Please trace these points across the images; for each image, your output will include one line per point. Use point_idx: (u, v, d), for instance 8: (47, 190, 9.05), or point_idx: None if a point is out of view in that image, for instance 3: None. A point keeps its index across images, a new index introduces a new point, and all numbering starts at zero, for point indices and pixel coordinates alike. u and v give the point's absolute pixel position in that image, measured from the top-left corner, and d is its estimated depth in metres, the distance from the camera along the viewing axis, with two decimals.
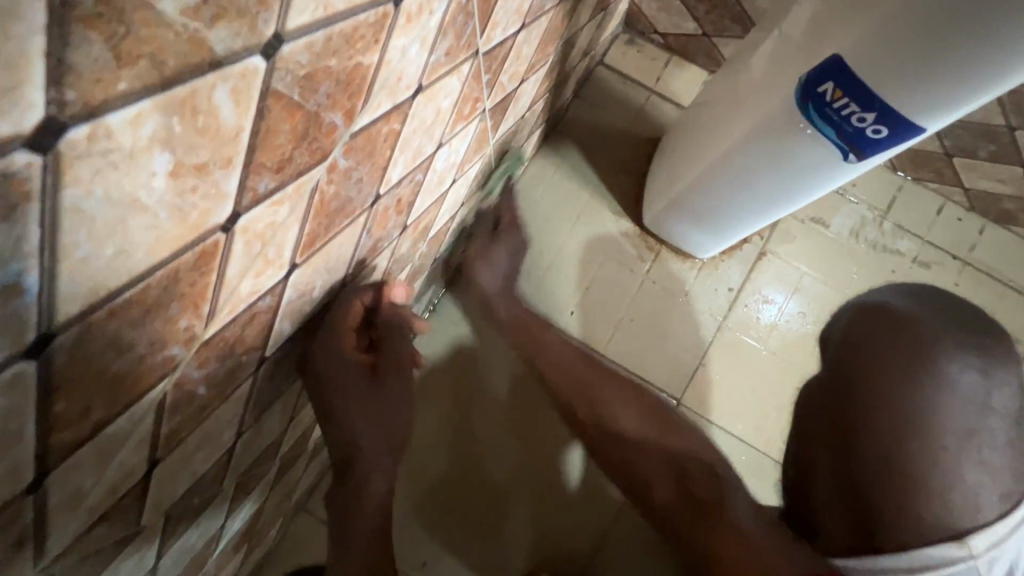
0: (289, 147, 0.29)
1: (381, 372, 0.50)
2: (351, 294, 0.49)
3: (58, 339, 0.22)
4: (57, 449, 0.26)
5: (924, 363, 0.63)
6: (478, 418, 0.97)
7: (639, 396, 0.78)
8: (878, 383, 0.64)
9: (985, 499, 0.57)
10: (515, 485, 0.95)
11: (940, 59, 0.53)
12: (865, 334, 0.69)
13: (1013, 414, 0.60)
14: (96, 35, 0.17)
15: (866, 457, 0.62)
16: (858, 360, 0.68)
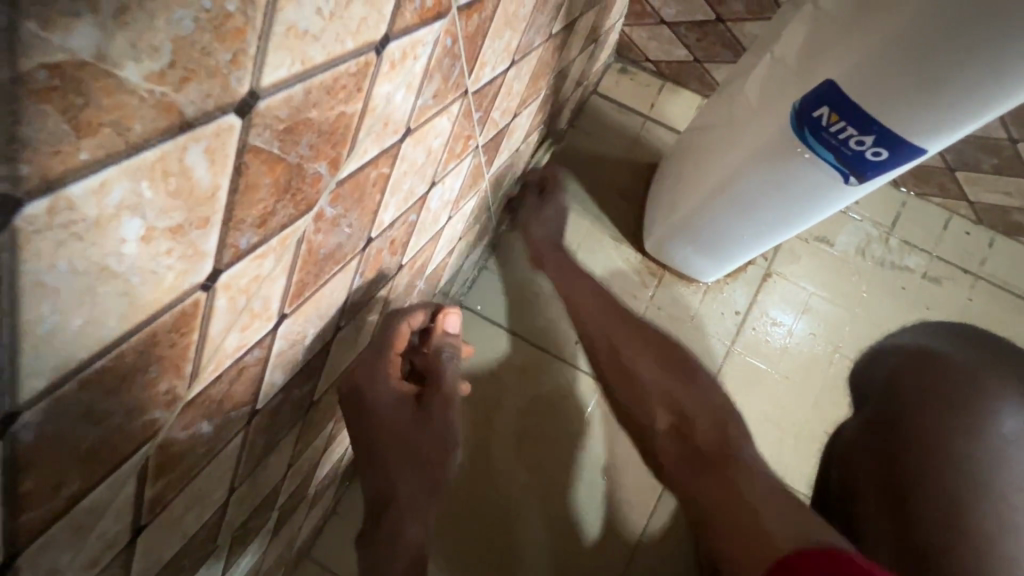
0: (272, 200, 0.29)
1: (426, 395, 0.51)
2: (401, 318, 0.53)
3: (23, 416, 0.21)
4: (26, 527, 0.25)
5: (978, 401, 0.58)
6: (520, 422, 0.95)
7: (661, 342, 0.70)
8: (932, 416, 0.59)
9: None
10: (549, 494, 0.93)
11: (966, 56, 0.50)
12: (908, 361, 0.65)
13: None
14: (50, 107, 0.16)
15: (924, 504, 0.55)
16: (920, 395, 0.61)
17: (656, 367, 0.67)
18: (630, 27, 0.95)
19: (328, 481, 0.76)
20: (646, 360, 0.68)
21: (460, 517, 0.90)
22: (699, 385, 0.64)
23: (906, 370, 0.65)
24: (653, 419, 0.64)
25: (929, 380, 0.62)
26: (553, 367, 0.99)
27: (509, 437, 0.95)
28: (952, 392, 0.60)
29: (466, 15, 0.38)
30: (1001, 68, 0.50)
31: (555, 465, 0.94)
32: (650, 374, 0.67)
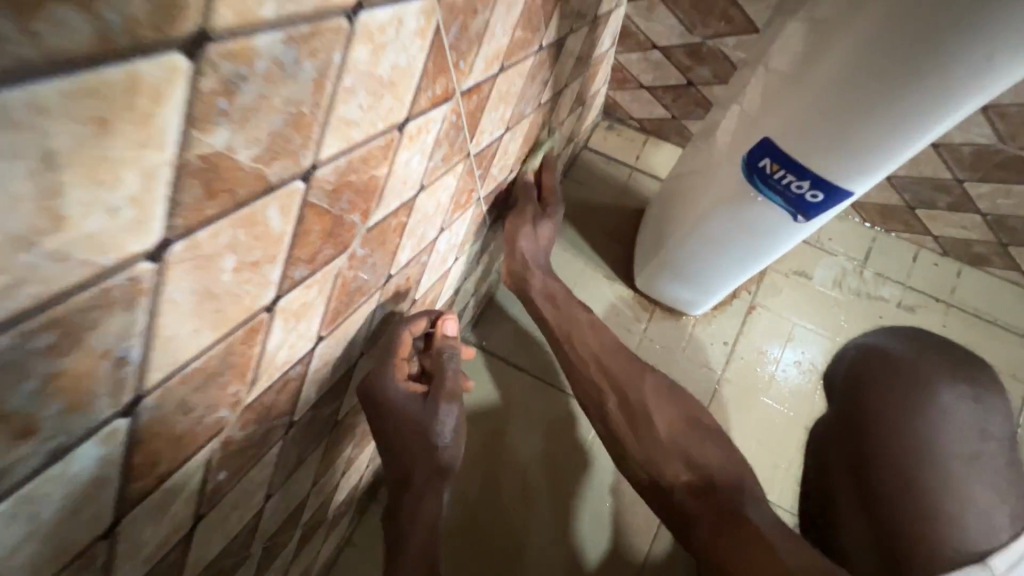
0: (320, 242, 0.37)
1: (433, 392, 0.58)
2: (401, 324, 0.57)
3: (143, 401, 0.29)
4: (129, 497, 0.32)
5: (924, 389, 0.63)
6: (526, 435, 1.02)
7: (676, 399, 0.74)
8: (885, 406, 0.64)
9: (997, 519, 0.56)
10: (555, 501, 0.98)
11: (898, 82, 0.56)
12: (863, 364, 0.71)
13: (1008, 439, 0.61)
14: (197, 181, 0.25)
15: (883, 481, 0.60)
16: (878, 388, 0.67)
17: (672, 429, 0.70)
18: (614, 91, 1.08)
19: (345, 508, 0.82)
20: (663, 422, 0.71)
21: (472, 540, 0.94)
22: (711, 446, 0.68)
23: (864, 369, 0.71)
24: (672, 475, 0.67)
25: (884, 372, 0.68)
26: (555, 398, 1.04)
27: (515, 447, 1.01)
28: (901, 381, 0.65)
29: (467, 97, 0.48)
30: (936, 83, 0.54)
31: (561, 488, 0.98)
32: (667, 439, 0.70)
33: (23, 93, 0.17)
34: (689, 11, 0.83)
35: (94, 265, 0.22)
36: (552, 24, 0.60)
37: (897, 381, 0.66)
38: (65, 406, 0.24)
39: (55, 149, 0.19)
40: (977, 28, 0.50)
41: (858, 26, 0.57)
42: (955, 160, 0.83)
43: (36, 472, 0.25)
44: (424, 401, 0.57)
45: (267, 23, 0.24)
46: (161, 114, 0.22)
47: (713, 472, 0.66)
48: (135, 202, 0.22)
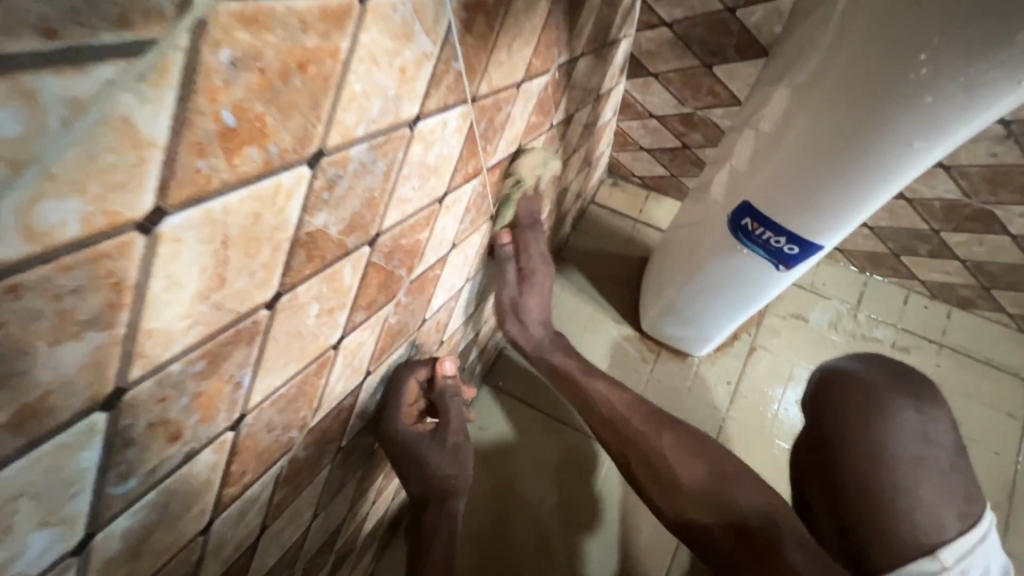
0: (376, 292, 0.46)
1: (440, 430, 0.61)
2: (403, 373, 0.59)
3: (245, 418, 0.37)
4: (223, 498, 0.39)
5: (877, 404, 0.70)
6: (537, 473, 1.06)
7: (694, 437, 0.75)
8: (844, 422, 0.71)
9: (946, 517, 0.62)
10: (564, 538, 1.02)
11: (851, 135, 0.59)
12: (827, 384, 0.78)
13: (951, 444, 0.68)
14: (303, 250, 0.34)
15: (845, 488, 0.67)
16: (838, 406, 0.74)
17: (701, 473, 0.71)
18: (617, 153, 1.19)
19: (371, 539, 0.87)
20: (687, 468, 0.72)
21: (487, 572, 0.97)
22: (749, 489, 0.68)
23: (828, 389, 0.77)
24: (703, 521, 0.68)
25: (843, 390, 0.75)
26: (567, 436, 1.10)
27: (526, 486, 1.05)
28: (858, 399, 0.72)
29: (491, 171, 0.58)
30: (871, 165, 0.60)
31: (573, 523, 1.03)
32: (692, 484, 0.71)
33: (221, 201, 0.26)
34: (680, 88, 0.93)
35: (236, 311, 0.31)
36: (561, 107, 0.71)
37: (854, 399, 0.73)
38: (200, 418, 0.32)
39: (230, 234, 0.28)
40: (895, 122, 0.56)
41: (803, 115, 0.64)
42: (930, 213, 0.91)
43: (174, 469, 0.32)
44: (433, 440, 0.60)
45: (358, 139, 0.33)
46: (290, 206, 0.31)
47: (748, 510, 0.66)
48: (264, 268, 0.31)
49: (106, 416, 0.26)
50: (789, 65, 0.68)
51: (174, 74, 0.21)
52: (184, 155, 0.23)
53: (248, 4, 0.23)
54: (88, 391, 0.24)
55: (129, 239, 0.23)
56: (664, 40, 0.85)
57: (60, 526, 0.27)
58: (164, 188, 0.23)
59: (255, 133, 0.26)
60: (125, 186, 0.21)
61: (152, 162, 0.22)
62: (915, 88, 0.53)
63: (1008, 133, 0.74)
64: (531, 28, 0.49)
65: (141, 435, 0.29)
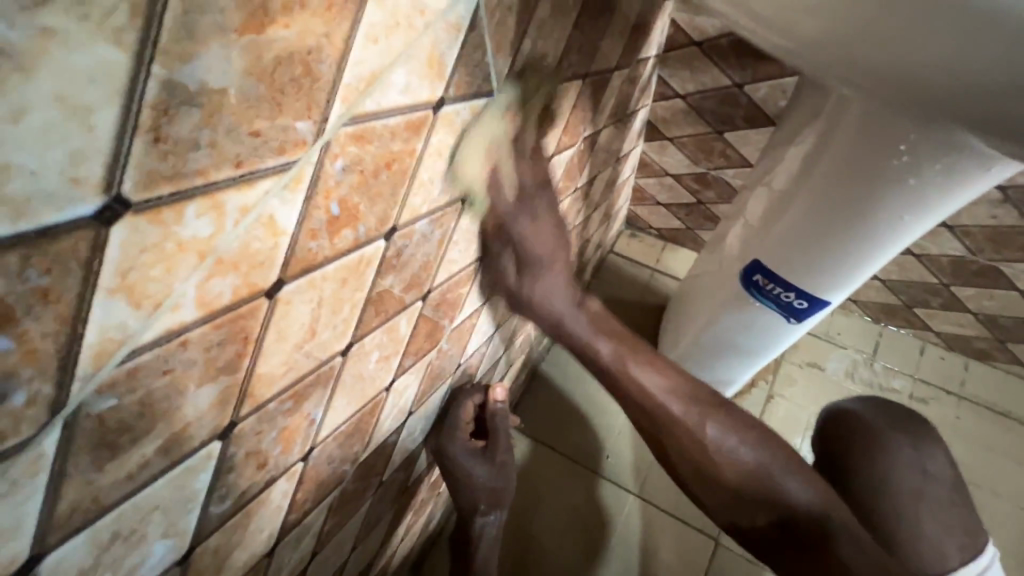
0: (424, 340, 0.52)
1: (490, 449, 0.67)
2: (462, 397, 0.68)
3: (313, 452, 0.42)
4: (287, 524, 0.44)
5: (878, 440, 0.75)
6: (560, 512, 1.09)
7: (742, 419, 0.58)
8: (847, 457, 0.76)
9: (948, 547, 0.66)
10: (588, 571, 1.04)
11: (849, 208, 0.65)
12: (828, 420, 0.83)
13: (948, 479, 0.73)
14: (372, 307, 0.40)
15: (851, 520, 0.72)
16: (841, 441, 0.78)
17: (750, 462, 0.57)
18: (635, 206, 1.26)
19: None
20: (732, 458, 0.57)
21: None
22: (804, 481, 0.56)
23: (830, 425, 0.82)
24: (750, 518, 0.57)
25: (844, 430, 0.79)
26: (588, 479, 1.12)
27: (550, 524, 1.08)
28: (861, 436, 0.77)
29: None
30: (866, 235, 0.65)
31: (596, 565, 1.05)
32: (737, 475, 0.57)
33: (322, 271, 0.33)
34: (694, 151, 1.01)
35: (319, 357, 0.37)
36: (585, 171, 0.78)
37: (857, 436, 0.77)
38: (282, 448, 0.38)
39: (324, 295, 0.34)
40: (885, 201, 0.62)
41: (805, 187, 0.70)
42: (938, 268, 0.95)
43: (256, 494, 0.38)
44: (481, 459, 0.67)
45: (422, 215, 0.40)
46: (368, 271, 0.37)
47: (801, 510, 0.55)
48: (344, 322, 0.37)
49: (220, 444, 0.32)
50: (791, 136, 0.74)
51: (305, 181, 0.28)
52: (303, 238, 0.30)
53: (358, 127, 0.30)
54: (213, 423, 0.30)
55: (258, 302, 0.29)
56: (678, 110, 0.94)
57: (174, 537, 0.32)
58: (287, 263, 0.30)
59: (351, 218, 0.33)
60: (263, 264, 0.28)
61: (281, 245, 0.29)
62: (899, 171, 0.58)
63: (1005, 197, 0.79)
64: (561, 112, 0.57)
65: (239, 461, 0.34)
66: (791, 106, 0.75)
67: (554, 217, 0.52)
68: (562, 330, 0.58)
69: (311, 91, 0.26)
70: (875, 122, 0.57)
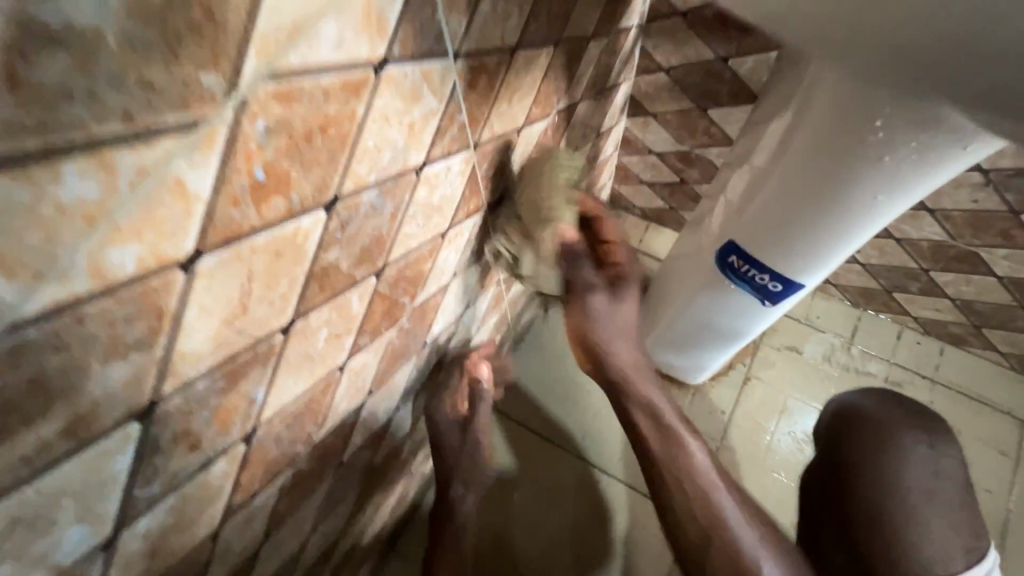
0: (381, 318, 0.50)
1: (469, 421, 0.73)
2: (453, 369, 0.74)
3: (256, 432, 0.40)
4: (232, 506, 0.43)
5: (890, 435, 0.69)
6: (539, 481, 1.11)
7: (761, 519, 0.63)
8: (854, 450, 0.69)
9: (953, 553, 0.61)
10: (569, 531, 1.07)
11: (824, 188, 0.63)
12: (836, 414, 0.76)
13: (962, 481, 0.67)
14: (316, 281, 0.38)
15: (855, 514, 0.65)
16: (847, 434, 0.72)
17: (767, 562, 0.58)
18: (618, 185, 1.24)
19: (366, 554, 0.89)
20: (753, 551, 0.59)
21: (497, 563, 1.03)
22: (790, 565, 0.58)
23: (838, 419, 0.75)
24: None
25: (853, 421, 0.73)
26: (564, 458, 1.13)
27: (530, 492, 1.09)
28: (872, 429, 0.70)
29: (492, 207, 0.62)
30: (839, 215, 0.64)
31: (578, 531, 1.07)
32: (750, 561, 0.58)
33: (249, 242, 0.30)
34: (678, 128, 0.98)
35: (255, 335, 0.35)
36: (561, 146, 0.75)
37: (868, 428, 0.71)
38: (218, 429, 0.36)
39: (255, 269, 0.32)
40: (858, 179, 0.60)
41: (778, 165, 0.68)
42: (917, 252, 0.94)
43: (191, 476, 0.36)
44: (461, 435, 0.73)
45: (369, 185, 0.38)
46: (307, 244, 0.35)
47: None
48: (282, 298, 0.35)
49: (140, 425, 0.30)
50: (771, 113, 0.71)
51: (219, 142, 0.26)
52: (222, 205, 0.28)
53: (282, 84, 0.27)
54: (128, 403, 0.28)
55: (171, 275, 0.27)
56: (662, 84, 0.91)
57: (93, 522, 0.30)
58: (203, 233, 0.27)
59: (281, 185, 0.31)
60: (174, 233, 0.26)
61: (196, 213, 0.26)
62: (875, 148, 0.57)
63: (987, 180, 0.77)
64: (530, 80, 0.54)
65: (167, 443, 0.32)
66: (772, 83, 0.73)
67: (608, 293, 0.72)
68: (626, 386, 0.70)
69: (217, 40, 0.23)
70: (848, 97, 0.56)
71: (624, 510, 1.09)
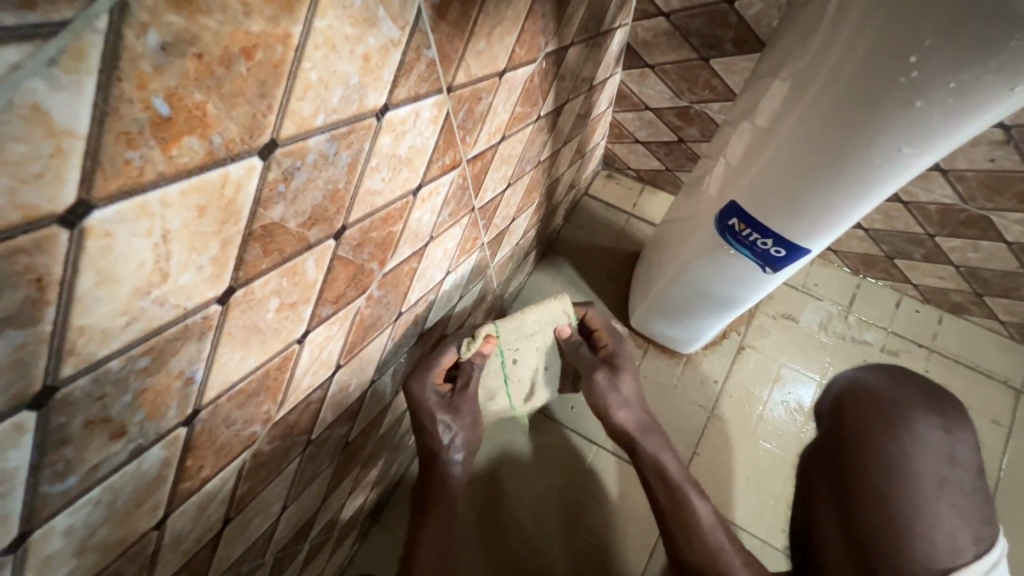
0: (345, 286, 0.45)
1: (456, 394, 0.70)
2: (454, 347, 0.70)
3: (200, 414, 0.36)
4: (179, 494, 0.39)
5: (900, 417, 0.65)
6: (526, 444, 1.11)
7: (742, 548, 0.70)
8: (863, 435, 0.65)
9: (962, 538, 0.58)
10: (557, 489, 1.07)
11: (841, 142, 0.57)
12: (844, 395, 0.72)
13: (976, 468, 0.63)
14: (257, 243, 0.32)
15: (860, 500, 0.62)
16: (853, 417, 0.68)
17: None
18: (613, 144, 1.17)
19: (349, 527, 0.87)
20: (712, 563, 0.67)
21: (487, 518, 1.04)
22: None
23: (845, 400, 0.71)
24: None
25: (862, 402, 0.69)
26: (552, 428, 1.12)
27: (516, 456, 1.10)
28: (880, 411, 0.66)
29: (472, 163, 0.56)
30: (858, 169, 0.58)
31: (565, 493, 1.07)
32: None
33: (157, 193, 0.25)
34: (678, 80, 0.91)
35: (183, 307, 0.30)
36: (550, 98, 0.69)
37: (876, 411, 0.67)
38: (147, 414, 0.31)
39: (170, 227, 0.26)
40: (883, 128, 0.54)
41: (792, 116, 0.62)
42: (924, 215, 0.89)
43: (119, 466, 0.32)
44: (445, 410, 0.69)
45: (317, 129, 0.32)
46: (240, 199, 0.29)
47: None
48: (216, 263, 0.30)
49: (36, 414, 0.25)
50: (781, 61, 0.64)
51: (93, 58, 0.20)
52: (111, 145, 0.22)
53: None
54: (13, 389, 0.23)
55: (50, 232, 0.21)
56: (661, 30, 0.83)
57: None
58: (88, 179, 0.22)
59: (195, 122, 0.25)
60: (42, 177, 0.20)
61: (73, 152, 0.21)
62: (904, 95, 0.51)
63: (1007, 138, 0.72)
64: (513, 13, 0.47)
65: (78, 432, 0.28)
66: (783, 29, 0.66)
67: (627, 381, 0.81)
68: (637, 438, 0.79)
69: None
70: (879, 32, 0.49)
71: (612, 476, 1.08)
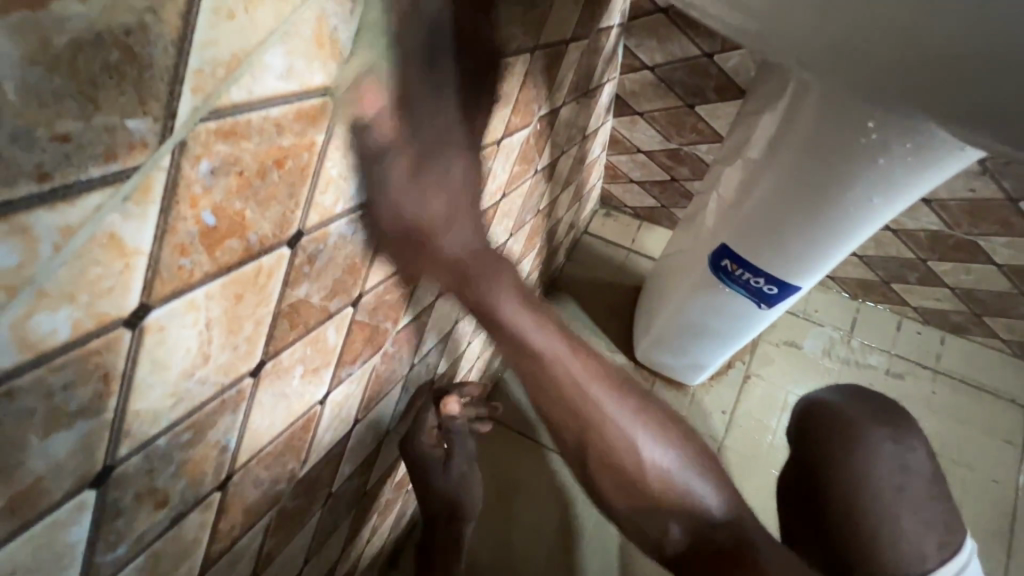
0: (362, 346, 0.48)
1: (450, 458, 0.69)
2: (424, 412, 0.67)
3: (232, 478, 0.39)
4: (211, 555, 0.41)
5: (854, 432, 0.66)
6: (533, 483, 1.10)
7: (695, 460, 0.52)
8: (821, 453, 0.66)
9: (928, 549, 0.59)
10: (566, 526, 1.06)
11: (818, 190, 0.61)
12: (801, 412, 0.73)
13: (929, 475, 0.65)
14: (285, 319, 0.36)
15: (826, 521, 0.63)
16: (812, 434, 0.69)
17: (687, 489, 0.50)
18: (609, 185, 1.22)
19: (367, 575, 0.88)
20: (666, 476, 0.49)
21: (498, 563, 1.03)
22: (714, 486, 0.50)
23: (803, 417, 0.72)
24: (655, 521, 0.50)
25: (817, 419, 0.70)
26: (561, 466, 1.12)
27: (523, 494, 1.08)
28: (835, 426, 0.68)
29: None
30: (835, 215, 0.62)
31: (574, 532, 1.06)
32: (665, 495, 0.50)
33: (202, 290, 0.28)
34: (666, 126, 0.96)
35: (221, 382, 0.33)
36: (546, 153, 0.73)
37: (831, 426, 0.68)
38: (187, 482, 0.34)
39: (213, 316, 0.30)
40: (854, 177, 0.58)
41: (773, 163, 0.65)
42: (914, 242, 0.92)
43: (162, 533, 0.34)
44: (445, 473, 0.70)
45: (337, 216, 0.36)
46: (271, 282, 0.33)
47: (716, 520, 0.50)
48: (248, 341, 0.33)
49: (94, 492, 0.28)
50: (765, 105, 0.68)
51: (157, 190, 0.23)
52: (168, 255, 0.25)
53: (226, 121, 0.25)
54: (79, 471, 0.26)
55: (117, 334, 0.25)
56: (647, 82, 0.89)
57: None
58: (148, 286, 0.25)
59: (236, 226, 0.28)
60: (112, 291, 0.24)
61: (138, 266, 0.24)
62: (869, 150, 0.55)
63: (983, 169, 0.75)
64: (508, 88, 0.52)
65: (129, 505, 0.30)
66: (761, 79, 0.70)
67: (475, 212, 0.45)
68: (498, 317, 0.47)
69: (142, 83, 0.21)
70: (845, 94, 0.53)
71: None
